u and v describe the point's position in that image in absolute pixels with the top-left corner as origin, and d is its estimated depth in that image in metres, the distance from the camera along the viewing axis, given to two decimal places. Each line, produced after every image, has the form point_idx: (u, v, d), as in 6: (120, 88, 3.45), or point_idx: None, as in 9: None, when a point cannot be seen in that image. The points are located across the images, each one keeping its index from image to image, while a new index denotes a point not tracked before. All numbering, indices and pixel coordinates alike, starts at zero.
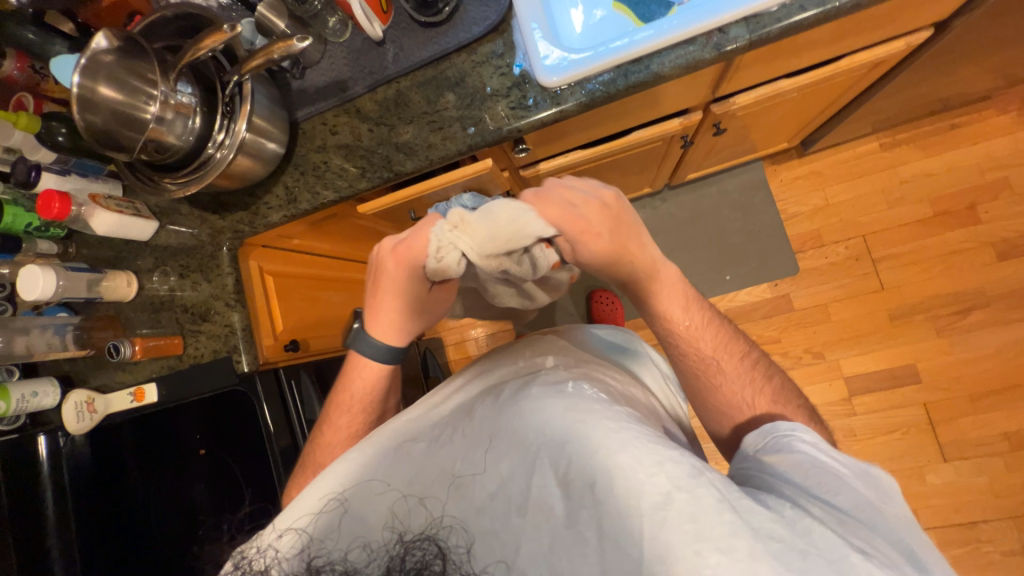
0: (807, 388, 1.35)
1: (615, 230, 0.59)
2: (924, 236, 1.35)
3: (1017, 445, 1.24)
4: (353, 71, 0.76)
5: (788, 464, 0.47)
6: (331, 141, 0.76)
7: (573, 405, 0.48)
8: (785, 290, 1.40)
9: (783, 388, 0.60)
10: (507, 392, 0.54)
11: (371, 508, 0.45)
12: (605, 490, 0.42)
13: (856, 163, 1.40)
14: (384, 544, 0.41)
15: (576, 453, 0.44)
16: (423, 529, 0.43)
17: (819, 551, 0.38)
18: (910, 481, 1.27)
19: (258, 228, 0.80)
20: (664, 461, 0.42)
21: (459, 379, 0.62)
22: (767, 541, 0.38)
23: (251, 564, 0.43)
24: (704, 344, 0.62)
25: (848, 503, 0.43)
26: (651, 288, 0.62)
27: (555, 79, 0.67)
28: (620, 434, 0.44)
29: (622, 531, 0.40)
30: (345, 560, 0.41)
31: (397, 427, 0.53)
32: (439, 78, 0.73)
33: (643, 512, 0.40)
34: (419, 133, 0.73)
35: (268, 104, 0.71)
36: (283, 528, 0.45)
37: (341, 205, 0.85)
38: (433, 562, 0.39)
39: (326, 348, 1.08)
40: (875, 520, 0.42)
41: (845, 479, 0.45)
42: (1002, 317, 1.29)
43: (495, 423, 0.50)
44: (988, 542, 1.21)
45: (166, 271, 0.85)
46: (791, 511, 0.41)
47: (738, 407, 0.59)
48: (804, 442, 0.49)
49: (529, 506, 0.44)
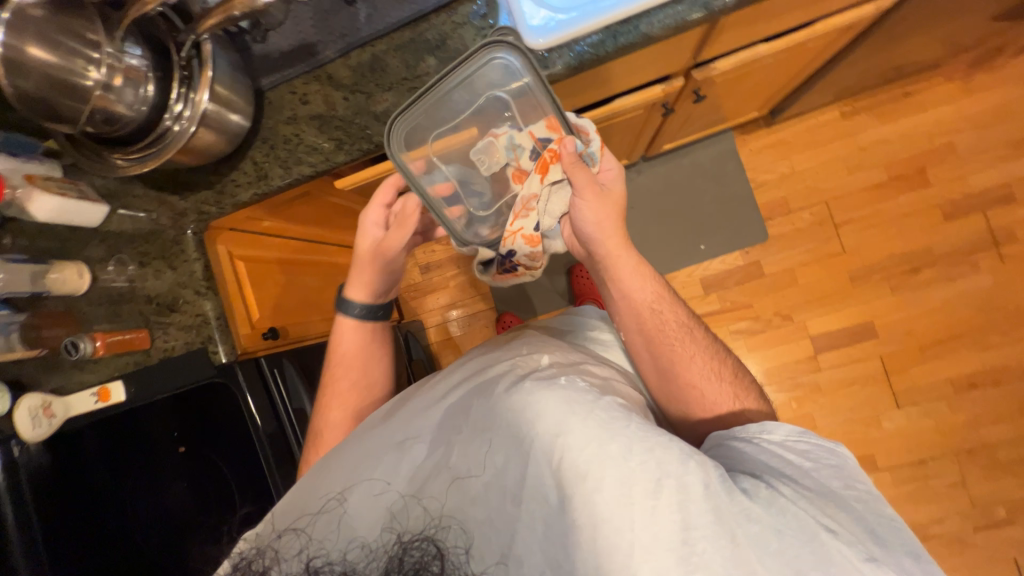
0: (776, 348, 1.43)
1: (618, 216, 0.71)
2: (880, 200, 1.42)
3: (959, 389, 1.38)
4: (322, 34, 0.70)
5: (762, 454, 0.55)
6: (303, 111, 0.71)
7: (563, 402, 0.53)
8: (755, 257, 1.46)
9: (735, 370, 0.71)
10: (502, 389, 0.58)
11: (370, 507, 0.50)
12: (598, 484, 0.47)
13: (820, 131, 1.45)
14: (384, 544, 0.46)
15: (571, 451, 0.49)
16: (422, 529, 0.47)
17: (791, 530, 0.46)
18: (868, 428, 1.39)
19: (226, 208, 0.74)
20: (653, 448, 0.49)
21: (453, 375, 0.66)
22: (749, 525, 0.46)
23: (256, 562, 0.48)
24: (670, 321, 0.70)
25: (814, 485, 0.51)
26: (618, 274, 0.71)
27: (542, 41, 0.64)
28: (610, 427, 0.51)
29: (613, 521, 0.46)
30: (345, 560, 0.45)
31: (401, 427, 0.58)
32: (418, 40, 0.68)
33: (637, 502, 0.46)
34: (400, 101, 0.69)
35: (231, 70, 0.64)
36: (282, 528, 0.51)
37: (316, 182, 0.79)
38: (431, 561, 0.44)
39: (307, 335, 1.04)
40: (839, 501, 0.50)
41: (807, 469, 0.53)
42: (949, 274, 1.40)
43: (490, 420, 0.55)
44: (935, 477, 1.36)
45: (123, 260, 0.77)
46: (765, 493, 0.49)
47: (703, 385, 0.67)
48: (772, 440, 0.56)
49: (523, 497, 0.49)
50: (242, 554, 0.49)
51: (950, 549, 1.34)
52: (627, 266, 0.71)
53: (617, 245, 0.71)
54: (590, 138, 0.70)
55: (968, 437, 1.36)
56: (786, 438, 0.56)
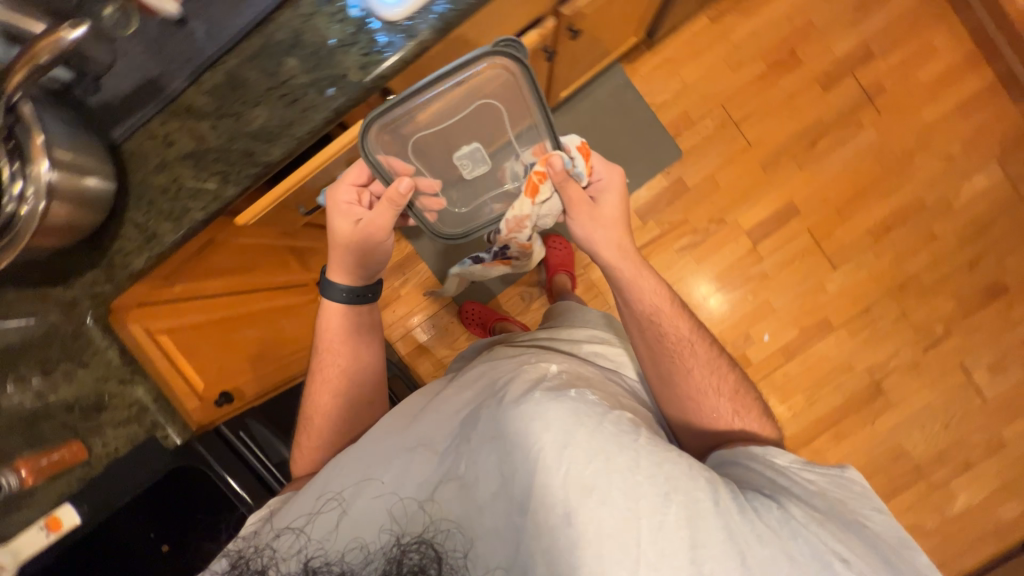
0: (720, 252, 1.54)
1: (615, 231, 0.84)
2: (767, 89, 1.52)
3: (878, 236, 1.54)
4: (162, 65, 0.63)
5: (774, 476, 0.67)
6: (170, 154, 0.64)
7: (573, 416, 0.62)
8: (677, 174, 1.52)
9: (738, 382, 0.83)
10: (512, 398, 0.65)
11: (376, 510, 0.62)
12: (603, 500, 0.58)
13: (697, 40, 1.51)
14: (383, 545, 0.59)
15: (580, 470, 0.59)
16: (421, 532, 0.61)
17: (803, 553, 0.58)
18: (816, 295, 1.56)
19: (121, 283, 0.67)
20: (658, 467, 0.60)
21: (465, 388, 0.73)
22: (758, 546, 0.58)
23: (262, 558, 0.61)
24: (674, 333, 0.82)
25: (820, 503, 0.63)
26: (622, 284, 0.84)
27: (398, 11, 0.62)
28: (620, 446, 0.61)
29: (619, 532, 0.57)
30: (342, 562, 0.59)
31: (421, 435, 0.68)
32: (270, 44, 0.63)
33: (642, 520, 0.58)
34: (273, 113, 0.64)
35: (68, 130, 0.57)
36: (280, 529, 0.64)
37: (216, 225, 0.72)
38: (429, 564, 0.57)
39: (262, 390, 0.98)
40: (846, 520, 0.62)
41: (815, 489, 0.65)
42: (842, 138, 1.53)
43: (499, 429, 0.63)
44: (880, 317, 1.56)
45: (22, 375, 0.67)
46: (780, 514, 0.60)
47: (701, 397, 0.80)
48: (778, 462, 0.69)
49: (525, 508, 0.59)
50: (240, 554, 0.62)
51: (907, 372, 1.57)
52: (629, 279, 0.83)
53: (615, 255, 0.83)
54: (570, 152, 0.78)
55: (897, 274, 1.54)
56: (789, 464, 0.68)
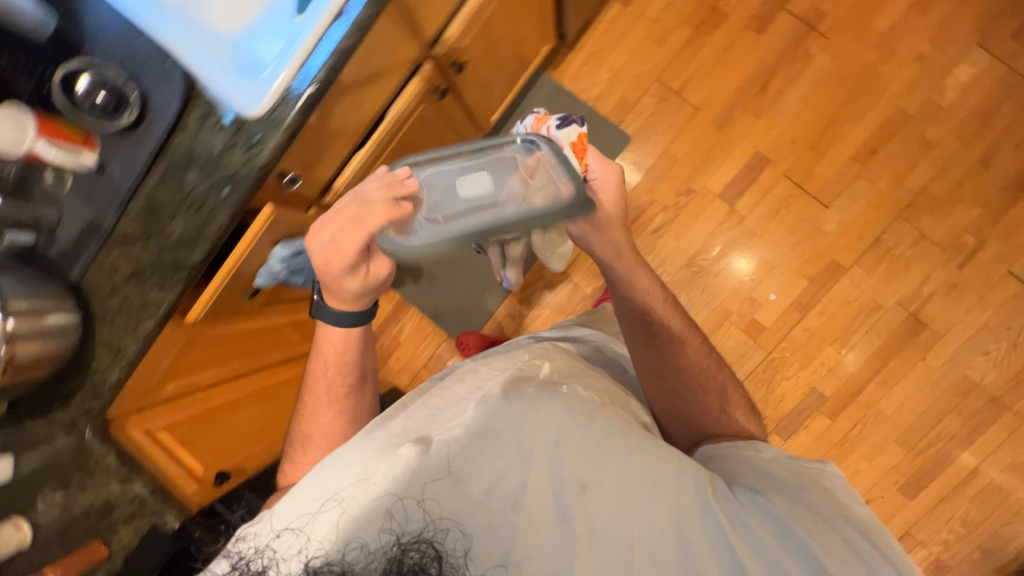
0: (697, 222, 1.48)
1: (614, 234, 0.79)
2: (699, 50, 1.48)
3: (866, 161, 1.42)
4: (95, 207, 0.74)
5: (762, 466, 0.72)
6: (118, 279, 0.75)
7: (567, 409, 0.68)
8: (631, 159, 1.51)
9: (725, 379, 0.87)
10: (508, 394, 0.69)
11: (370, 511, 0.59)
12: (593, 492, 0.63)
13: (614, 27, 1.52)
14: (381, 544, 0.55)
15: (575, 465, 0.64)
16: (420, 530, 0.57)
17: (782, 542, 0.63)
18: (815, 239, 1.45)
19: (106, 396, 0.77)
20: (643, 455, 0.66)
21: (457, 382, 0.74)
22: (736, 533, 0.62)
23: (251, 563, 0.57)
24: (667, 326, 0.85)
25: (804, 498, 0.68)
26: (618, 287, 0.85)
27: (261, 106, 0.69)
28: (610, 438, 0.66)
29: (605, 521, 0.62)
30: (342, 562, 0.54)
31: (410, 432, 0.66)
32: (172, 165, 0.73)
33: (629, 509, 0.63)
34: (188, 221, 0.73)
35: (25, 284, 0.68)
36: (279, 529, 0.60)
37: (177, 329, 0.83)
38: (429, 564, 0.53)
39: (261, 459, 1.12)
40: (827, 512, 0.66)
41: (799, 482, 0.70)
42: (793, 73, 1.45)
43: (495, 424, 0.66)
44: (896, 245, 1.42)
45: (47, 492, 0.78)
46: (760, 509, 0.65)
47: (691, 388, 0.83)
48: (765, 454, 0.74)
49: (522, 503, 0.61)
50: (239, 555, 0.58)
51: (947, 295, 1.40)
52: (622, 280, 0.84)
53: (613, 256, 0.82)
54: (562, 150, 0.71)
55: (901, 194, 1.41)
56: (775, 455, 0.73)
